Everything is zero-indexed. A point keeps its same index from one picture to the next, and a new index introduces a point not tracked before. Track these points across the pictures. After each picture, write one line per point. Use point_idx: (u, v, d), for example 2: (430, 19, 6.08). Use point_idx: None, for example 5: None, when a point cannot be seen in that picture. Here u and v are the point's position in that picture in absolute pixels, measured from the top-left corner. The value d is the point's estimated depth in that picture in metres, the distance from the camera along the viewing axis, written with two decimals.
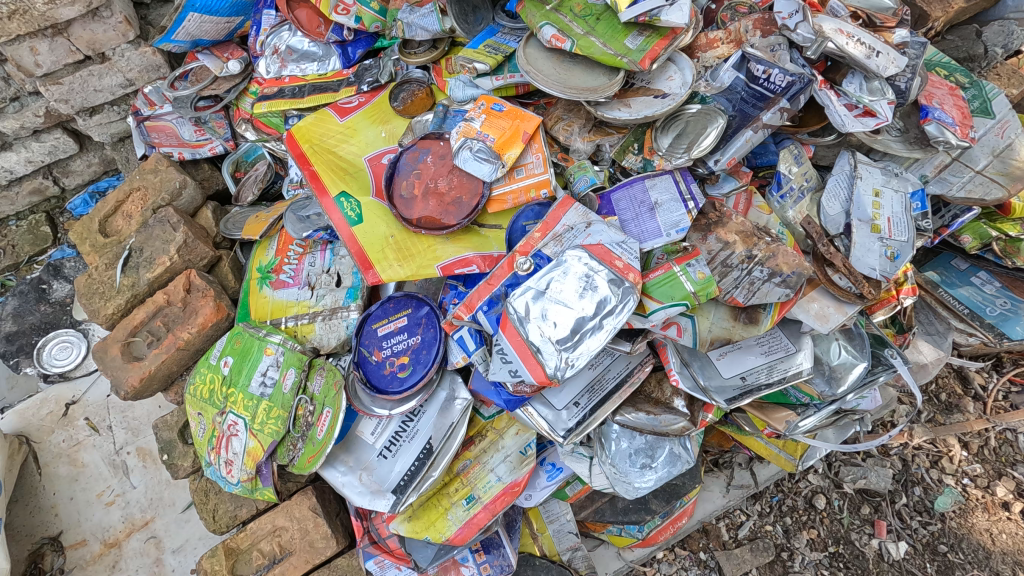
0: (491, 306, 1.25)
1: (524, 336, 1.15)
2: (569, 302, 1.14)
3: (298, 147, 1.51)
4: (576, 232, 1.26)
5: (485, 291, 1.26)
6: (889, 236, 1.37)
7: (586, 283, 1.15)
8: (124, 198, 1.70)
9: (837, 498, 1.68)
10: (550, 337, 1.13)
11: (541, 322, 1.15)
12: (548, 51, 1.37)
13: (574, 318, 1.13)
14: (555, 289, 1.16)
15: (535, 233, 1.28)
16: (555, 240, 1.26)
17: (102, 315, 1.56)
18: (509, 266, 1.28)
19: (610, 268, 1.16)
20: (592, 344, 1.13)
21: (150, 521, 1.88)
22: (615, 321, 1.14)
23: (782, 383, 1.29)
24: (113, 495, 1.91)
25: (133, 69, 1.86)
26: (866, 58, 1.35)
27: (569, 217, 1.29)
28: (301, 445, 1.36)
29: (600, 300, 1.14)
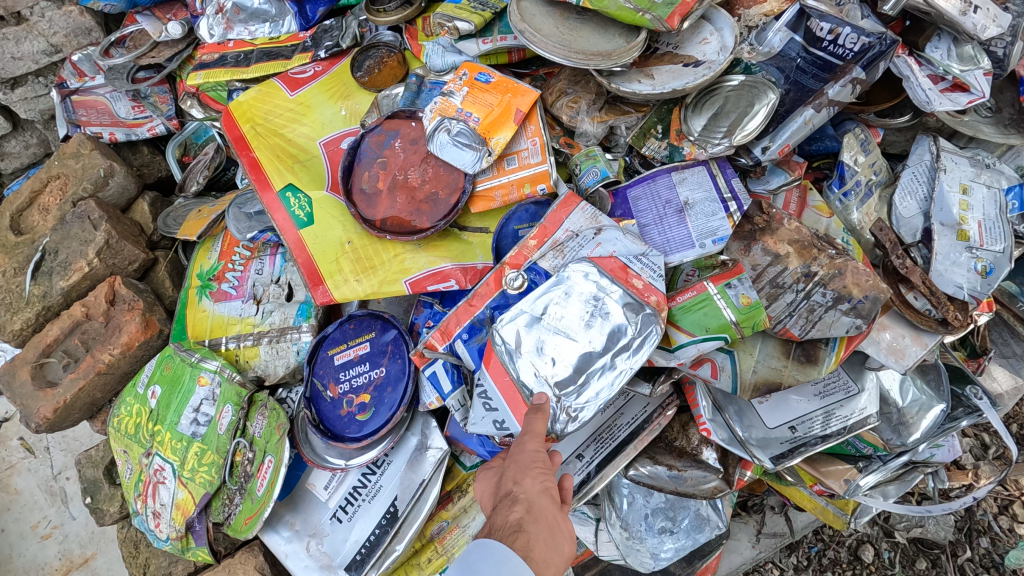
0: (472, 333, 0.98)
1: (512, 376, 0.87)
2: (571, 333, 0.86)
3: (236, 129, 1.22)
4: (581, 241, 0.98)
5: (466, 314, 0.99)
6: (981, 246, 1.07)
7: (594, 307, 0.87)
8: (40, 188, 1.42)
9: (887, 549, 1.41)
10: (546, 379, 0.85)
11: (535, 358, 0.86)
12: (549, 6, 1.07)
13: (578, 355, 0.85)
14: (554, 314, 0.88)
15: (529, 240, 1.00)
16: (555, 250, 0.98)
17: (9, 332, 1.31)
18: (495, 282, 1.00)
19: (626, 288, 0.88)
20: (602, 390, 0.84)
21: (90, 559, 1.63)
22: (632, 360, 0.86)
23: (843, 435, 1.01)
24: (50, 527, 1.67)
25: (57, 32, 1.56)
26: (961, 14, 1.03)
27: (573, 221, 1.01)
28: (238, 500, 1.11)
29: (613, 331, 0.86)
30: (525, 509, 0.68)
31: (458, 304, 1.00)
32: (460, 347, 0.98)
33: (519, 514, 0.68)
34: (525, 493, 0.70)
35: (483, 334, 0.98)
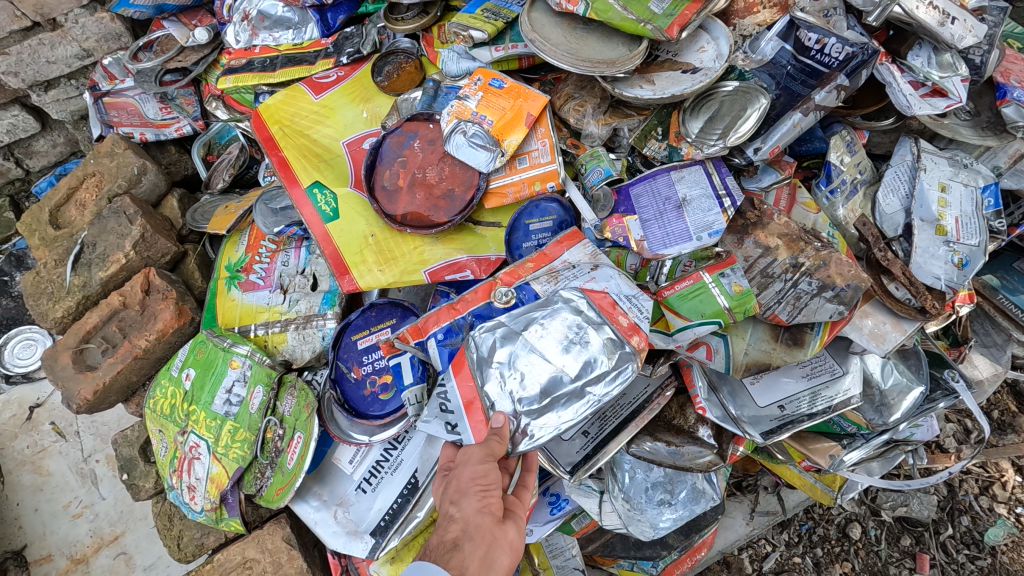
0: (447, 336, 1.03)
1: (477, 385, 0.90)
2: (546, 353, 0.89)
3: (265, 129, 1.31)
4: (577, 271, 1.04)
5: (447, 316, 1.04)
6: (957, 240, 1.15)
7: (575, 334, 0.90)
8: (77, 184, 1.51)
9: (873, 527, 1.50)
10: (511, 393, 0.88)
11: (505, 371, 0.89)
12: (558, 17, 1.15)
13: (549, 377, 0.88)
14: (534, 332, 0.91)
15: (528, 263, 1.09)
16: (550, 276, 1.04)
17: (51, 319, 1.40)
18: (485, 292, 1.06)
19: (613, 325, 0.91)
20: (564, 417, 0.87)
21: (120, 536, 1.72)
22: (602, 394, 0.88)
23: (828, 413, 1.09)
24: (81, 507, 1.76)
25: (90, 38, 1.65)
26: (939, 25, 1.12)
27: (572, 254, 1.09)
28: (270, 473, 1.20)
29: (588, 361, 0.88)
30: (460, 529, 0.81)
31: (438, 305, 1.06)
32: (432, 346, 1.03)
33: (455, 533, 0.81)
34: (461, 512, 0.83)
35: (456, 339, 1.03)
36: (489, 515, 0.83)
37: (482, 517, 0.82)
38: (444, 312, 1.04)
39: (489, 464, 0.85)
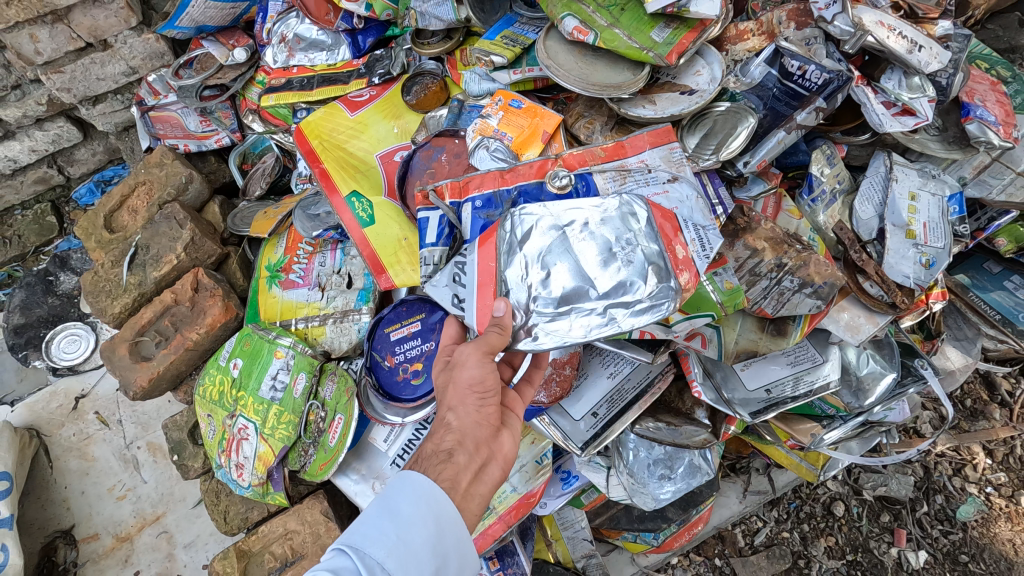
0: (483, 204, 1.15)
1: (500, 266, 0.95)
2: (584, 257, 0.92)
3: (307, 143, 1.46)
4: (648, 177, 1.16)
5: (491, 185, 1.16)
6: (924, 243, 1.30)
7: (621, 247, 0.92)
8: (129, 192, 1.67)
9: (856, 505, 1.63)
10: (533, 287, 0.91)
11: (533, 263, 0.93)
12: (570, 44, 1.30)
13: (576, 285, 0.90)
14: (576, 233, 0.93)
15: (599, 152, 1.20)
16: (618, 175, 1.16)
17: (109, 314, 1.54)
18: (538, 172, 1.18)
19: (666, 254, 0.92)
20: (576, 330, 0.89)
21: (161, 516, 1.79)
22: (627, 320, 0.88)
23: (809, 396, 1.24)
24: (124, 489, 1.82)
25: (137, 56, 1.80)
26: (908, 53, 1.27)
27: (649, 156, 1.21)
28: (312, 451, 1.35)
29: (624, 281, 0.89)
30: (457, 439, 0.88)
31: (485, 170, 1.18)
32: (466, 210, 1.16)
33: (451, 443, 0.87)
34: (457, 419, 0.90)
35: (493, 210, 1.16)
36: (486, 428, 0.91)
37: (481, 430, 0.89)
38: (490, 179, 1.17)
39: (487, 370, 0.91)
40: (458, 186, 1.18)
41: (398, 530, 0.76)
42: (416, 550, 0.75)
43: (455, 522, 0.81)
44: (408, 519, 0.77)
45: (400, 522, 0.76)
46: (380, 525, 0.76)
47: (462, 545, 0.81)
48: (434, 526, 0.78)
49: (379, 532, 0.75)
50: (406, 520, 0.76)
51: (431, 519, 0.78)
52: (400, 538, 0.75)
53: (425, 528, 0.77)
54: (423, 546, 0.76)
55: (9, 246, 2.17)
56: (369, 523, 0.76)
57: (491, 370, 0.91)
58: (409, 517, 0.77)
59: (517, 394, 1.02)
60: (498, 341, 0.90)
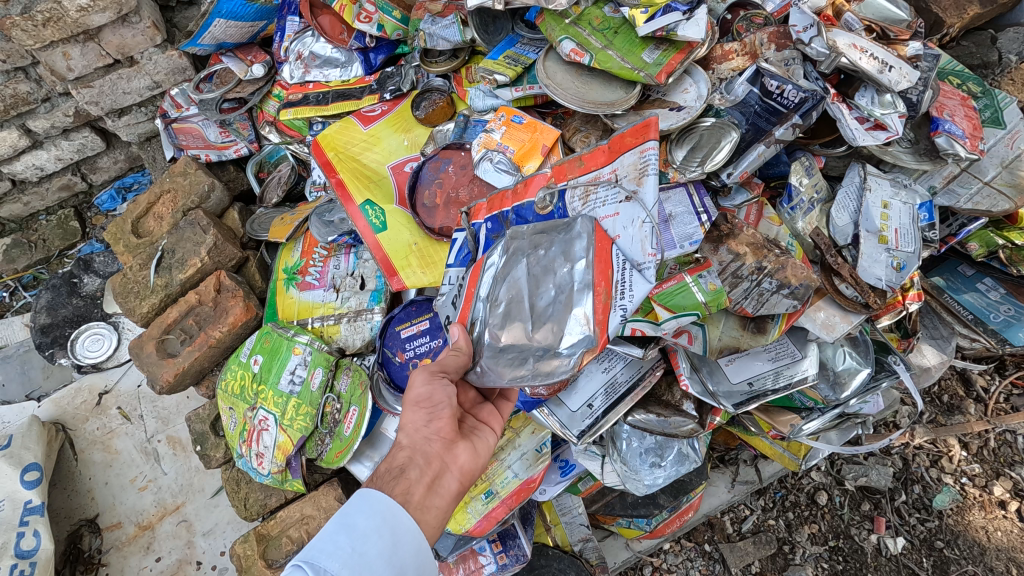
0: (492, 226, 1.26)
1: (477, 289, 1.11)
2: (527, 291, 1.05)
3: (324, 154, 1.60)
4: (609, 193, 1.14)
5: (496, 207, 1.28)
6: (896, 247, 1.40)
7: (561, 287, 1.04)
8: (155, 200, 1.78)
9: (838, 494, 1.73)
10: (487, 315, 1.05)
11: (493, 288, 1.08)
12: (567, 65, 1.41)
13: (516, 325, 1.03)
14: (529, 266, 1.07)
15: (579, 164, 1.26)
16: (582, 197, 1.18)
17: (138, 313, 1.65)
18: (529, 186, 1.27)
19: (591, 302, 1.01)
20: (505, 370, 1.01)
21: (181, 506, 1.78)
22: (548, 361, 1.01)
23: (788, 389, 1.34)
24: (146, 480, 1.81)
25: (161, 72, 1.90)
26: (879, 73, 1.38)
27: (622, 162, 1.19)
28: (328, 440, 1.46)
29: (549, 331, 1.02)
30: (409, 454, 0.97)
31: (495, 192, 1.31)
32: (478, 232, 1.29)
33: (405, 457, 0.98)
34: (409, 440, 0.99)
35: (498, 231, 1.25)
36: (437, 442, 1.00)
37: (431, 445, 0.99)
38: (498, 200, 1.29)
39: (434, 387, 1.01)
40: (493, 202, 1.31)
41: (353, 544, 0.85)
42: (370, 561, 0.84)
43: (411, 532, 0.90)
44: (362, 533, 0.85)
45: (355, 536, 0.85)
46: (336, 540, 0.84)
47: (417, 552, 0.89)
48: (388, 537, 0.87)
49: (334, 546, 0.84)
50: (360, 535, 0.85)
51: (385, 530, 0.87)
52: (355, 551, 0.84)
53: (379, 540, 0.86)
54: (377, 556, 0.85)
55: (34, 250, 2.26)
56: (327, 538, 0.85)
57: (440, 386, 1.01)
58: (364, 531, 0.86)
59: (494, 409, 1.13)
60: (452, 361, 1.03)
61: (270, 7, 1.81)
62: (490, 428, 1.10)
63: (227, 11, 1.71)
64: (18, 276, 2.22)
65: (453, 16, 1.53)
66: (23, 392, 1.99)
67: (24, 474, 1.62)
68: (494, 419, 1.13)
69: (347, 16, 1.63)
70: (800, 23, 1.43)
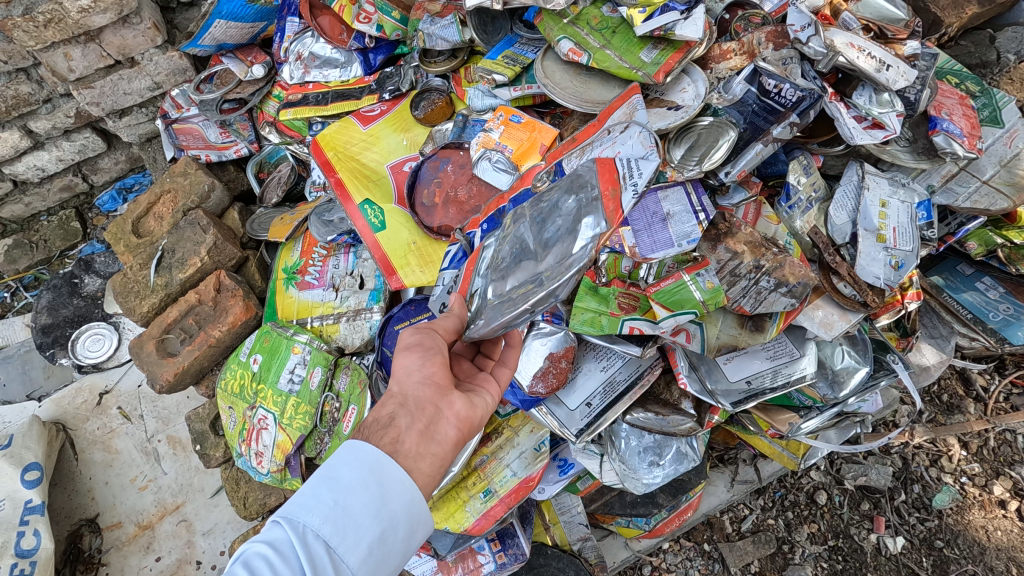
0: (489, 224, 1.27)
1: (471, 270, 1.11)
2: (528, 233, 1.06)
3: (323, 153, 1.61)
4: (606, 137, 1.26)
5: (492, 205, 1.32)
6: (895, 246, 1.40)
7: (561, 215, 1.06)
8: (155, 200, 1.79)
9: (837, 494, 1.72)
10: (492, 277, 1.05)
11: (492, 257, 1.07)
12: (566, 64, 1.42)
13: (523, 262, 1.04)
14: (524, 216, 1.09)
15: (573, 141, 1.34)
16: (579, 152, 1.29)
17: (138, 313, 1.66)
18: (527, 178, 1.34)
19: (595, 202, 1.06)
20: (519, 303, 1.02)
21: (181, 505, 1.78)
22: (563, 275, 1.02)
23: (786, 387, 1.35)
24: (146, 480, 1.81)
25: (161, 72, 1.91)
26: (876, 71, 1.38)
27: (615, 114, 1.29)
28: (327, 439, 1.48)
29: (563, 247, 1.04)
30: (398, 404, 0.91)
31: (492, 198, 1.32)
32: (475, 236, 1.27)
33: (394, 408, 0.91)
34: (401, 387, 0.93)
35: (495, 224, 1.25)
36: (431, 388, 0.94)
37: (424, 390, 0.93)
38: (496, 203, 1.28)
39: (423, 336, 0.99)
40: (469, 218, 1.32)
41: (336, 498, 0.82)
42: (354, 514, 0.82)
43: (400, 483, 0.86)
44: (345, 487, 0.83)
45: (338, 490, 0.83)
46: (318, 494, 0.82)
47: (408, 504, 0.86)
48: (375, 489, 0.84)
49: (316, 501, 0.81)
50: (344, 489, 0.83)
51: (369, 482, 0.84)
52: (338, 504, 0.82)
53: (363, 494, 0.83)
54: (362, 510, 0.82)
55: (35, 250, 2.26)
56: (309, 493, 0.82)
57: (428, 335, 0.99)
58: (347, 485, 0.83)
59: (490, 375, 1.08)
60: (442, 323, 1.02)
61: (270, 7, 1.81)
62: (488, 390, 1.04)
63: (227, 12, 1.72)
64: (20, 276, 2.23)
65: (451, 17, 1.53)
66: (24, 392, 2.00)
67: (24, 474, 1.63)
68: (491, 386, 1.07)
69: (347, 16, 1.63)
70: (797, 23, 1.43)
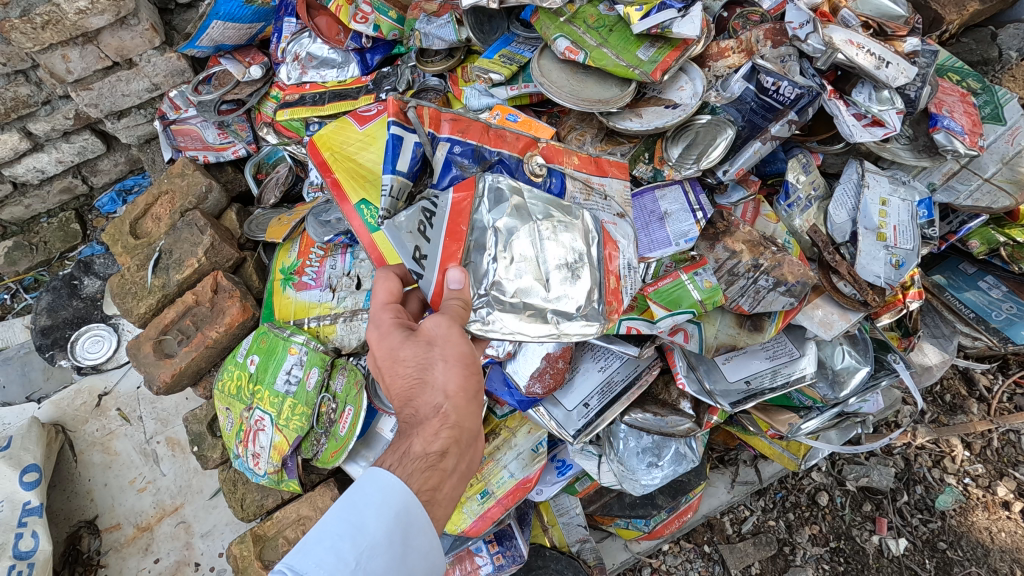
0: (462, 154, 1.16)
1: (470, 229, 0.97)
2: (543, 259, 0.98)
3: (320, 154, 1.53)
4: (605, 203, 1.25)
5: (474, 136, 1.18)
6: (895, 245, 1.38)
7: (577, 262, 1.00)
8: (153, 201, 1.79)
9: (839, 495, 1.71)
10: (499, 271, 0.95)
11: (499, 240, 0.96)
12: (562, 63, 1.41)
13: (530, 283, 0.96)
14: (543, 230, 0.99)
15: (575, 159, 1.28)
16: (583, 189, 1.25)
17: (135, 314, 1.66)
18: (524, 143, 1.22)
19: (604, 285, 1.03)
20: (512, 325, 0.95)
21: (180, 507, 1.77)
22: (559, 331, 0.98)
23: (786, 387, 1.34)
24: (145, 482, 1.81)
25: (159, 74, 1.91)
26: (876, 69, 1.37)
27: (612, 183, 1.31)
28: (324, 440, 1.47)
29: (570, 299, 0.98)
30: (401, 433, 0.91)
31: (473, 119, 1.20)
32: (442, 147, 1.15)
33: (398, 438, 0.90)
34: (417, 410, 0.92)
35: (468, 162, 1.16)
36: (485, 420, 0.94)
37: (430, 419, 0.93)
38: (476, 130, 1.18)
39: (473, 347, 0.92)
40: (439, 120, 1.17)
41: (358, 556, 0.77)
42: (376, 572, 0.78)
43: (423, 539, 0.83)
44: (369, 541, 0.78)
45: (361, 545, 0.78)
46: (339, 549, 0.77)
47: (427, 558, 0.84)
48: (398, 546, 0.80)
49: (338, 557, 0.76)
50: (368, 545, 0.78)
51: (393, 539, 0.80)
52: (359, 564, 0.77)
53: (387, 549, 0.79)
54: (383, 568, 0.78)
55: (35, 252, 2.26)
56: (329, 548, 0.77)
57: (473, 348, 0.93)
58: (371, 538, 0.79)
59: None
60: (461, 313, 0.92)
61: (267, 8, 1.81)
62: None
63: (224, 13, 1.72)
64: (19, 278, 2.23)
65: (447, 16, 1.53)
66: (23, 394, 1.99)
67: (22, 476, 1.62)
68: None
69: (344, 16, 1.64)
70: (796, 20, 1.41)
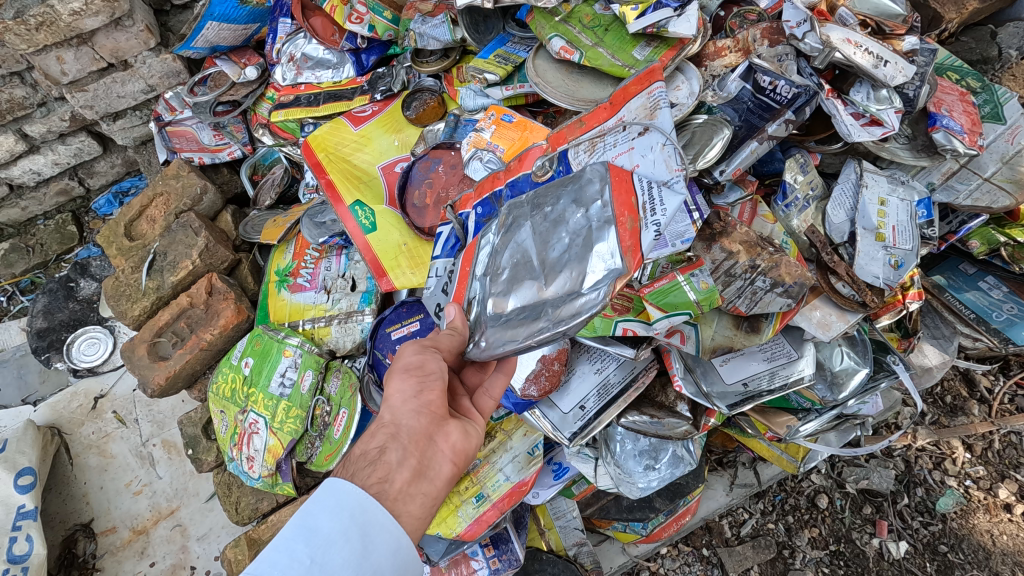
0: (483, 210, 1.22)
1: (473, 270, 1.06)
2: (536, 250, 0.96)
3: (314, 155, 1.60)
4: (620, 134, 1.13)
5: (486, 190, 1.25)
6: (894, 245, 1.37)
7: (572, 233, 0.94)
8: (148, 203, 1.78)
9: (839, 497, 1.69)
10: (491, 288, 0.98)
11: (494, 259, 1.00)
12: (557, 63, 1.41)
13: (529, 284, 0.94)
14: (535, 225, 0.99)
15: (581, 124, 1.25)
16: (589, 147, 1.16)
17: (129, 316, 1.65)
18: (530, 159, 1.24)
19: (615, 232, 0.90)
20: (514, 333, 0.92)
21: (176, 510, 1.76)
22: (562, 313, 0.89)
23: (784, 389, 1.33)
24: (141, 485, 1.80)
25: (155, 75, 1.91)
26: (874, 67, 1.35)
27: (632, 107, 1.18)
28: (318, 443, 1.46)
29: (567, 277, 0.91)
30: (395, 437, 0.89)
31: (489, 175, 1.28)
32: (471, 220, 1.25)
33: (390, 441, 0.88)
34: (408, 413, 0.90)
35: (488, 213, 1.21)
36: (426, 417, 0.92)
37: (420, 422, 0.91)
38: (488, 184, 1.26)
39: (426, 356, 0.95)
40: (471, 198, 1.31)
41: (313, 554, 0.79)
42: (333, 567, 0.79)
43: (384, 533, 0.83)
44: (323, 539, 0.80)
45: (315, 544, 0.80)
46: (293, 549, 0.79)
47: (394, 553, 0.83)
48: (357, 541, 0.81)
49: (292, 557, 0.78)
50: (322, 541, 0.80)
51: (351, 534, 0.81)
52: (314, 561, 0.79)
53: (344, 546, 0.80)
54: (342, 564, 0.79)
55: (31, 254, 2.25)
56: (284, 548, 0.79)
57: (434, 357, 0.95)
58: (325, 537, 0.80)
59: (472, 404, 1.04)
60: (447, 341, 0.97)
61: (263, 9, 1.81)
62: (477, 424, 1.00)
63: (219, 14, 1.71)
64: (16, 280, 2.22)
65: (442, 16, 1.52)
66: (20, 396, 1.98)
67: (17, 479, 1.61)
68: (476, 417, 1.03)
69: (339, 17, 1.63)
70: (793, 19, 1.38)
